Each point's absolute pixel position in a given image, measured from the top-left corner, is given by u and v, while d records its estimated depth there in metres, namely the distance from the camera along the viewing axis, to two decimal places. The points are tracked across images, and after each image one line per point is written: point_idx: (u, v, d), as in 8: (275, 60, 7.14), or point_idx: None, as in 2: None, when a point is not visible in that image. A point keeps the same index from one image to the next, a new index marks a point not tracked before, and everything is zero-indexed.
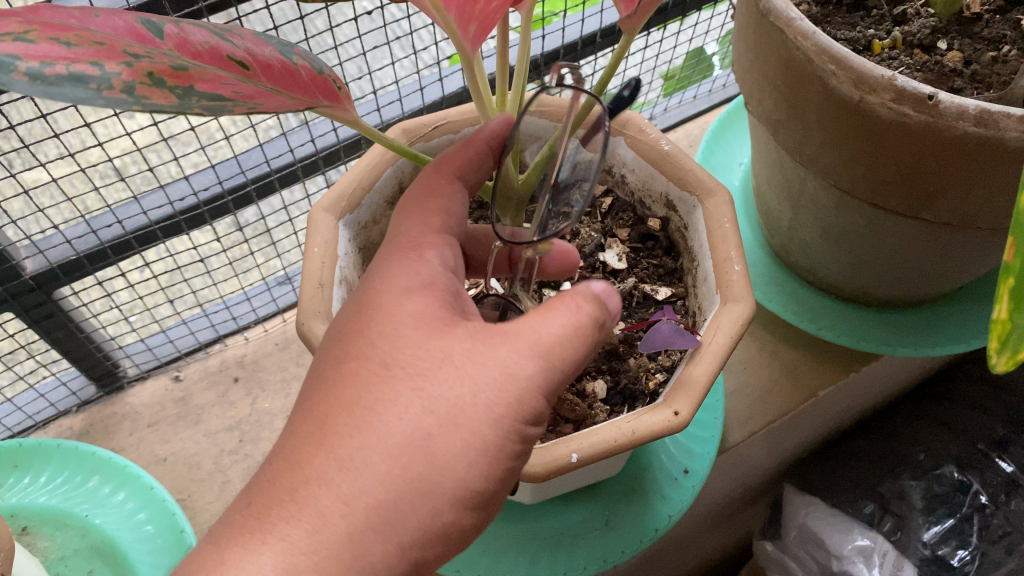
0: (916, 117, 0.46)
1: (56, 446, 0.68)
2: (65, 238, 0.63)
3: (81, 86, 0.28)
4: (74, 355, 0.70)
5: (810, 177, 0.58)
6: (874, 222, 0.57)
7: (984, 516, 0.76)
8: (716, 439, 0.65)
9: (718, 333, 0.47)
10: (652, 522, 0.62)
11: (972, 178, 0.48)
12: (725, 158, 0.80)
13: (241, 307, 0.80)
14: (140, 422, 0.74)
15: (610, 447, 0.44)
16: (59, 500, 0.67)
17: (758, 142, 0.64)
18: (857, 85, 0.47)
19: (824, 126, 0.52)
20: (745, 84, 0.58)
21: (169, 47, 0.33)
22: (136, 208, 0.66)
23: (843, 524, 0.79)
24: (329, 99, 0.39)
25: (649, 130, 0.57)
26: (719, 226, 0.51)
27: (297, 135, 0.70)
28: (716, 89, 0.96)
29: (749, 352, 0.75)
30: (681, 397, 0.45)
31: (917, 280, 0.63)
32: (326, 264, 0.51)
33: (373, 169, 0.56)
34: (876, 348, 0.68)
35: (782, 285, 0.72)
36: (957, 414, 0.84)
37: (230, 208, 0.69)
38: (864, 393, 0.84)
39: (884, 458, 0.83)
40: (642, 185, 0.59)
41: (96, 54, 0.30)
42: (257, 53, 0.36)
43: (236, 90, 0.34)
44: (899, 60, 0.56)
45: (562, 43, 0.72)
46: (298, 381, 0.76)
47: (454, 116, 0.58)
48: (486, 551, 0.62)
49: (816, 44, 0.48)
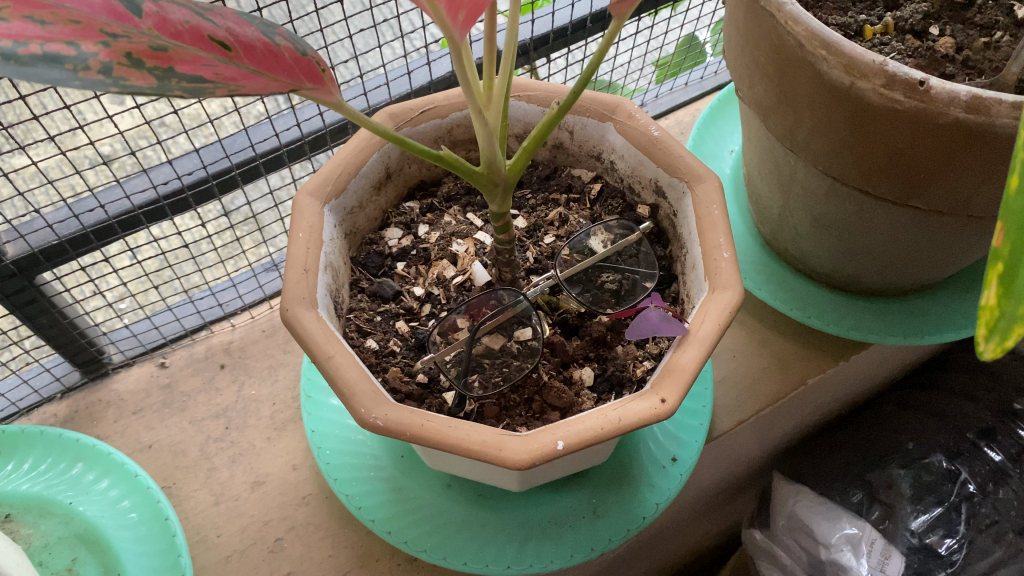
0: (907, 104, 0.46)
1: (39, 434, 0.67)
2: (47, 223, 0.61)
3: (58, 67, 0.28)
4: (58, 341, 0.70)
5: (800, 164, 0.58)
6: (863, 209, 0.57)
7: (971, 504, 0.76)
8: (705, 427, 0.65)
9: (706, 321, 0.47)
10: (639, 510, 0.62)
11: (963, 165, 0.48)
12: (715, 146, 0.80)
13: (226, 293, 0.79)
14: (126, 409, 0.73)
15: (596, 435, 0.43)
16: (42, 487, 0.66)
17: (748, 129, 0.64)
18: (848, 71, 0.47)
19: (814, 112, 0.51)
20: (736, 70, 0.58)
21: (148, 27, 0.32)
22: (119, 193, 0.65)
23: (831, 514, 0.78)
24: (312, 81, 0.38)
25: (638, 116, 0.56)
26: (709, 213, 0.51)
27: (282, 119, 0.69)
28: (707, 76, 0.95)
29: (738, 340, 0.75)
30: (668, 385, 0.45)
31: (908, 268, 0.63)
32: (311, 250, 0.50)
33: (360, 153, 0.55)
34: (866, 337, 0.67)
35: (770, 272, 0.72)
36: (946, 403, 0.84)
37: (216, 191, 0.68)
38: (855, 381, 0.84)
39: (873, 446, 0.83)
40: (631, 171, 0.58)
41: (72, 33, 0.29)
42: (239, 33, 0.35)
43: (216, 72, 0.33)
44: (890, 45, 0.55)
45: (552, 27, 0.71)
46: (285, 367, 0.76)
47: (442, 100, 0.57)
48: (473, 538, 0.61)
49: (807, 29, 0.48)
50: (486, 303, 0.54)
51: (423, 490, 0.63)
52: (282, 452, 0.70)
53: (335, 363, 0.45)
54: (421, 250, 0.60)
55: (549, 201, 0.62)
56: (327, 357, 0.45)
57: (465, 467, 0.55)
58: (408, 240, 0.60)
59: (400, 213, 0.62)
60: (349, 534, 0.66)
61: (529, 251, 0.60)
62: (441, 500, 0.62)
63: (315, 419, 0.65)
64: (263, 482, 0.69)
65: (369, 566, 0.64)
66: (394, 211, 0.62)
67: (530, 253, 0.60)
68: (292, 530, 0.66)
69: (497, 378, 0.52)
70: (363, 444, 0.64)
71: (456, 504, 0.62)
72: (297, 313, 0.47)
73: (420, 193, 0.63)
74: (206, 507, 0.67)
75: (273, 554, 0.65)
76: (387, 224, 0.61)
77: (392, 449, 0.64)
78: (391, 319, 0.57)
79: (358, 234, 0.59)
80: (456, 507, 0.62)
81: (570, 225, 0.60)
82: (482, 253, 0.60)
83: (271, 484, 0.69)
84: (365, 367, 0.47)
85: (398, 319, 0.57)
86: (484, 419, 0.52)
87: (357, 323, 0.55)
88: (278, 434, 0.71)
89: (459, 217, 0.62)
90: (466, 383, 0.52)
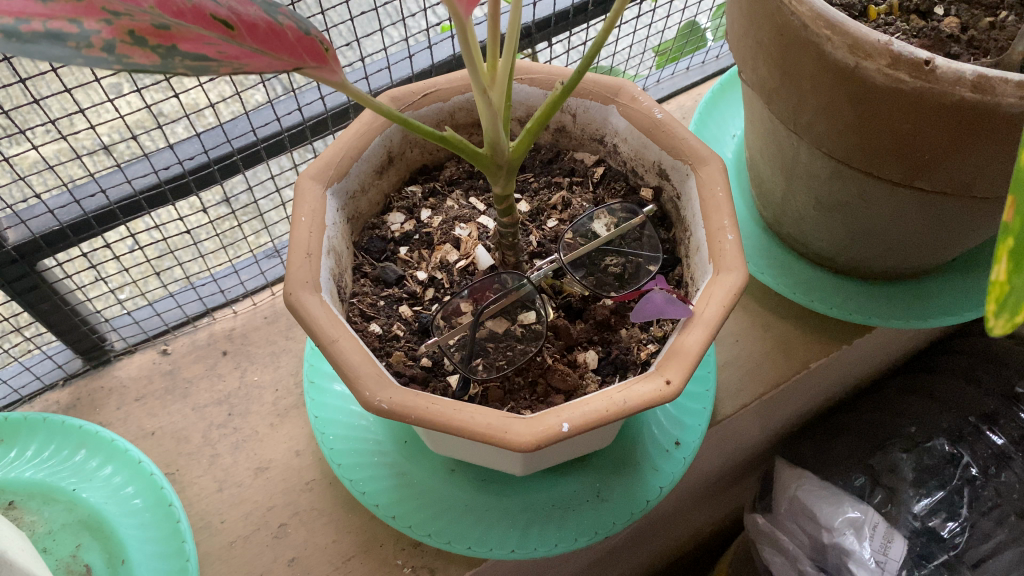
0: (912, 84, 0.45)
1: (42, 420, 0.67)
2: (48, 208, 0.61)
3: (60, 44, 0.28)
4: (60, 328, 0.69)
5: (803, 147, 0.57)
6: (866, 191, 0.57)
7: (973, 488, 0.77)
8: (708, 411, 0.65)
9: (711, 302, 0.47)
10: (642, 494, 0.62)
11: (969, 146, 0.47)
12: (717, 130, 0.79)
13: (227, 280, 0.79)
14: (128, 396, 0.73)
15: (602, 417, 0.43)
16: (45, 474, 0.66)
17: (752, 112, 0.63)
18: (853, 51, 0.46)
19: (818, 94, 0.51)
20: (741, 53, 0.57)
21: (150, 4, 0.31)
22: (119, 178, 0.64)
23: (833, 498, 0.78)
24: (315, 60, 0.38)
25: (642, 98, 0.56)
26: (713, 195, 0.51)
27: (284, 103, 0.69)
28: (709, 60, 0.95)
29: (740, 325, 0.74)
30: (673, 366, 0.44)
31: (912, 250, 0.62)
32: (313, 234, 0.50)
33: (362, 137, 0.55)
34: (869, 321, 0.67)
35: (772, 256, 0.71)
36: (948, 386, 0.84)
37: (216, 177, 0.68)
38: (857, 365, 0.84)
39: (875, 430, 0.83)
40: (635, 154, 0.58)
41: (74, 10, 0.29)
42: (242, 12, 0.34)
43: (220, 51, 0.33)
44: (895, 26, 0.55)
45: (554, 10, 0.71)
46: (288, 354, 0.76)
47: (444, 84, 0.57)
48: (477, 522, 0.61)
49: (812, 9, 0.48)
50: (489, 287, 0.54)
51: (426, 474, 0.62)
52: (285, 438, 0.70)
53: (338, 347, 0.45)
54: (424, 234, 0.60)
55: (552, 184, 0.62)
56: (331, 341, 0.45)
57: (469, 451, 0.55)
58: (410, 224, 0.60)
59: (402, 197, 0.61)
60: (353, 519, 0.66)
61: (532, 235, 0.60)
62: (445, 485, 0.62)
63: (318, 404, 0.65)
64: (267, 467, 0.69)
65: (373, 551, 0.65)
66: (397, 195, 0.61)
67: (533, 236, 0.60)
68: (295, 516, 0.66)
69: (501, 361, 0.52)
70: (366, 429, 0.64)
71: (459, 488, 0.62)
72: (301, 297, 0.46)
73: (422, 177, 0.63)
74: (209, 493, 0.67)
75: (277, 539, 0.65)
76: (389, 208, 0.61)
77: (396, 433, 0.64)
78: (395, 304, 0.57)
79: (360, 219, 0.59)
80: (460, 491, 0.62)
81: (573, 209, 0.60)
82: (486, 237, 0.60)
83: (274, 470, 0.69)
84: (369, 350, 0.47)
85: (401, 303, 0.57)
86: (489, 403, 0.52)
87: (360, 307, 0.55)
88: (281, 421, 0.71)
89: (461, 201, 0.62)
90: (471, 367, 0.52)
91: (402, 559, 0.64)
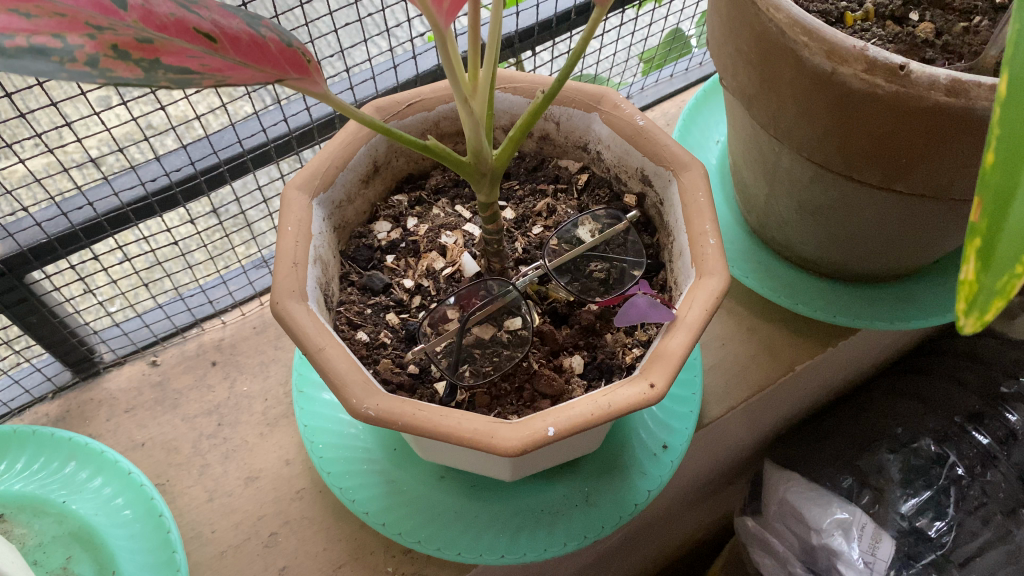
0: (888, 89, 0.46)
1: (31, 433, 0.67)
2: (36, 222, 0.61)
3: (44, 59, 0.28)
4: (49, 340, 0.70)
5: (784, 152, 0.58)
6: (847, 195, 0.57)
7: (959, 487, 0.77)
8: (695, 414, 0.66)
9: (693, 306, 0.47)
10: (631, 497, 0.62)
11: (946, 149, 0.48)
12: (701, 136, 0.80)
13: (216, 289, 0.79)
14: (118, 408, 0.73)
15: (587, 421, 0.44)
16: (35, 487, 0.66)
17: (732, 118, 0.64)
18: (830, 57, 0.47)
19: (797, 99, 0.52)
20: (720, 61, 0.58)
21: (134, 19, 0.32)
22: (106, 190, 0.65)
23: (822, 499, 0.79)
24: (297, 71, 0.38)
25: (624, 106, 0.56)
26: (695, 200, 0.51)
27: (270, 114, 0.69)
28: (692, 67, 0.96)
29: (726, 328, 0.75)
30: (656, 369, 0.45)
31: (893, 253, 0.63)
32: (299, 244, 0.50)
33: (347, 147, 0.55)
34: (851, 323, 0.68)
35: (757, 260, 0.72)
36: (934, 388, 0.85)
37: (203, 188, 0.68)
38: (843, 367, 0.85)
39: (862, 431, 0.84)
40: (618, 160, 0.59)
41: (58, 26, 0.30)
42: (225, 25, 0.35)
43: (203, 63, 0.33)
44: (871, 31, 0.56)
45: (536, 20, 0.71)
46: (277, 363, 0.76)
47: (428, 94, 0.57)
48: (466, 530, 0.61)
49: (789, 16, 0.49)
50: (475, 294, 0.55)
51: (416, 482, 0.63)
52: (275, 447, 0.71)
53: (325, 355, 0.46)
54: (410, 243, 0.60)
55: (537, 192, 0.63)
56: (318, 349, 0.46)
57: (456, 456, 0.55)
58: (397, 232, 0.61)
59: (388, 206, 0.62)
60: (344, 528, 0.66)
61: (517, 242, 0.60)
62: (435, 492, 0.63)
63: (307, 413, 0.65)
64: (257, 477, 0.69)
65: (363, 558, 0.65)
66: (383, 204, 0.62)
67: (518, 243, 0.60)
68: (286, 524, 0.66)
69: (487, 367, 0.53)
70: (356, 437, 0.65)
71: (448, 495, 0.63)
72: (286, 306, 0.47)
73: (408, 186, 0.63)
74: (200, 503, 0.68)
75: (267, 548, 0.65)
76: (376, 217, 0.62)
77: (385, 442, 0.65)
78: (381, 312, 0.57)
79: (347, 228, 0.59)
80: (450, 498, 0.63)
81: (558, 215, 0.61)
82: (471, 244, 0.61)
83: (264, 479, 0.69)
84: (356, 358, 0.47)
85: (388, 311, 0.57)
86: (476, 408, 0.53)
87: (347, 316, 0.56)
88: (270, 430, 0.72)
89: (447, 209, 0.63)
90: (458, 373, 0.52)
91: (392, 566, 0.64)
